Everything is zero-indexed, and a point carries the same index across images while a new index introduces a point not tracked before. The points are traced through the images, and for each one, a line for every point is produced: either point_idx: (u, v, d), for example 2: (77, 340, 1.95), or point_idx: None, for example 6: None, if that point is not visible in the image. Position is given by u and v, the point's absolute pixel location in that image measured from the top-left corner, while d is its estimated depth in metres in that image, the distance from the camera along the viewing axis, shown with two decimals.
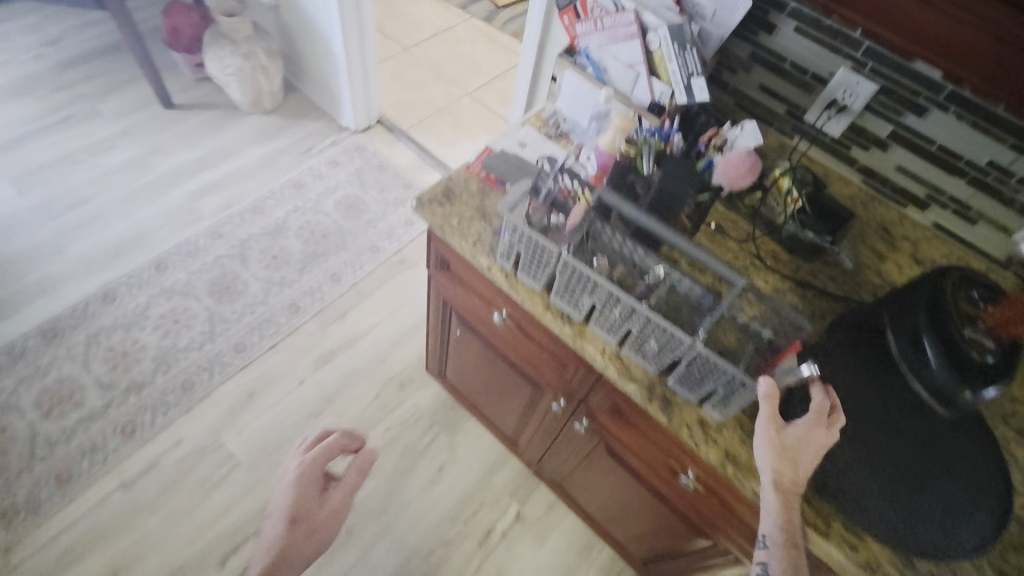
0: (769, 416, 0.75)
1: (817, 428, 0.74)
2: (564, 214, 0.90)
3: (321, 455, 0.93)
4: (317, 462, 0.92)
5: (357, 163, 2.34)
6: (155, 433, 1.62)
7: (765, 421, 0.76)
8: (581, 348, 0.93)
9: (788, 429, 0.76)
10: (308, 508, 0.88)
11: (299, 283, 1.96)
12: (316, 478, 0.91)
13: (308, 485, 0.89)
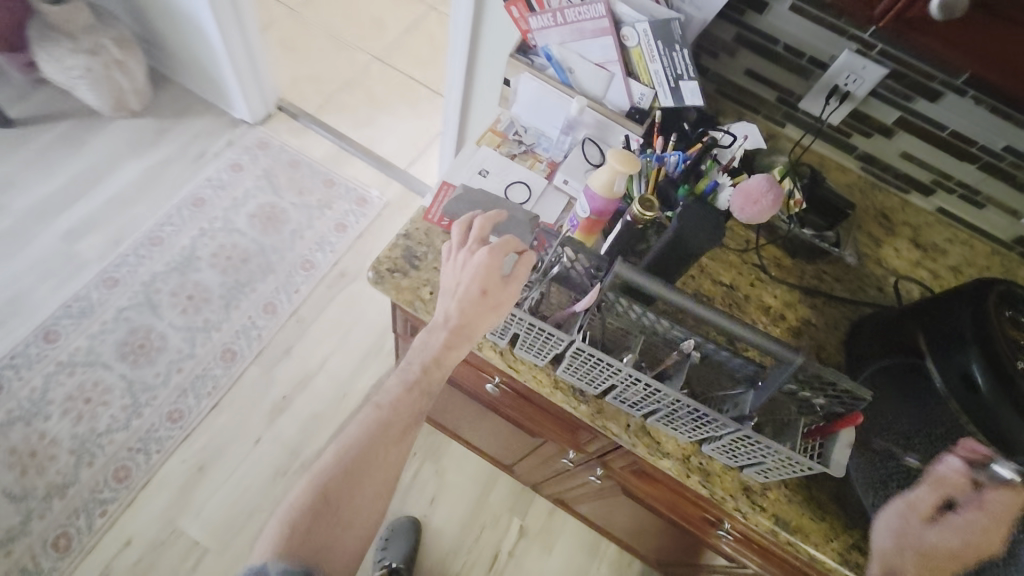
0: (924, 508, 0.73)
1: (964, 528, 0.71)
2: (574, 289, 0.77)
3: (500, 245, 0.73)
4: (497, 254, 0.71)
5: (263, 164, 2.01)
6: (98, 537, 1.40)
7: (918, 511, 0.74)
8: (601, 426, 0.81)
9: (934, 524, 0.72)
10: (479, 320, 0.72)
11: (227, 323, 1.71)
12: (495, 277, 0.71)
13: (478, 285, 0.71)
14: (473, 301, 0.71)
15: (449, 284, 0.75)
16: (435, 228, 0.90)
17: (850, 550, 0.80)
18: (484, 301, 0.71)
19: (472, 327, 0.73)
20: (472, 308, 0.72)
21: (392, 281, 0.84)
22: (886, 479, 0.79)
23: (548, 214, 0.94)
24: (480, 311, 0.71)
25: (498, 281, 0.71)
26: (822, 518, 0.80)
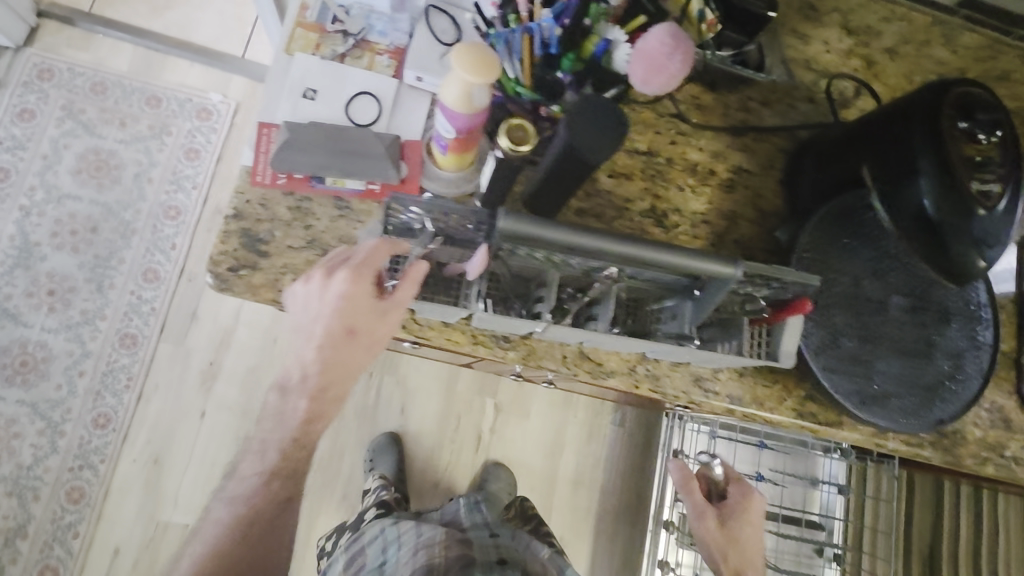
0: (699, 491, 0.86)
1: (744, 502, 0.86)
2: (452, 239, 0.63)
3: (359, 268, 0.60)
4: (360, 279, 0.60)
5: (57, 98, 1.56)
6: (84, 557, 1.37)
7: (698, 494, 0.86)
8: (536, 366, 0.72)
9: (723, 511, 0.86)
10: (351, 361, 0.65)
11: (110, 308, 1.49)
12: (365, 315, 0.62)
13: (346, 324, 0.62)
14: (339, 342, 0.62)
15: (301, 324, 0.63)
16: (272, 193, 0.69)
17: (804, 403, 0.77)
18: (354, 340, 0.63)
19: (347, 368, 0.65)
20: (342, 350, 0.63)
21: (241, 281, 0.66)
22: (837, 336, 0.70)
23: (409, 130, 0.73)
24: (352, 349, 0.64)
25: (366, 317, 0.61)
26: (775, 381, 0.77)
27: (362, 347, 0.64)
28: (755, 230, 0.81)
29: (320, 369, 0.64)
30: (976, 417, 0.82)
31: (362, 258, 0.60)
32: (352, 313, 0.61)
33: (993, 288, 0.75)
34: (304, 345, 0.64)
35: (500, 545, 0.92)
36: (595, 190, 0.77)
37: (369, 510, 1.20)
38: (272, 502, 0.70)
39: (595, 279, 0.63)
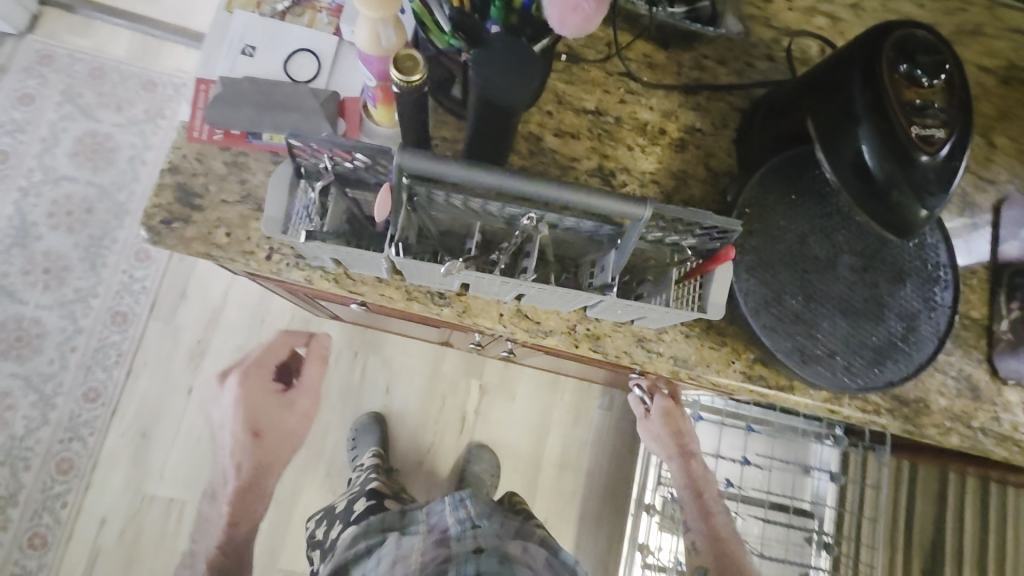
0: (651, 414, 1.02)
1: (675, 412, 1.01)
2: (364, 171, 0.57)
3: (252, 377, 0.97)
4: (250, 382, 0.97)
5: (56, 83, 1.61)
6: (71, 525, 1.41)
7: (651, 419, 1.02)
8: (473, 324, 0.72)
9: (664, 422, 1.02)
10: (270, 453, 1.01)
11: (102, 286, 1.53)
12: (270, 411, 0.98)
13: (254, 427, 0.96)
14: (252, 441, 0.96)
15: (224, 421, 0.99)
16: (209, 148, 0.70)
17: (754, 366, 0.75)
18: (259, 438, 0.96)
19: (264, 456, 1.00)
20: (256, 448, 0.98)
21: (174, 234, 0.67)
22: (780, 294, 0.68)
23: (350, 86, 0.73)
24: (263, 443, 0.98)
25: (268, 423, 0.98)
26: (724, 343, 0.74)
27: (269, 441, 0.99)
28: (706, 191, 0.78)
29: (242, 455, 0.97)
30: (941, 385, 0.79)
31: (256, 363, 0.99)
32: (255, 416, 0.96)
33: (953, 247, 0.72)
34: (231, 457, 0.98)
35: (477, 532, 0.88)
36: (538, 149, 0.75)
37: (358, 501, 1.18)
38: (230, 551, 1.02)
39: (518, 229, 0.62)
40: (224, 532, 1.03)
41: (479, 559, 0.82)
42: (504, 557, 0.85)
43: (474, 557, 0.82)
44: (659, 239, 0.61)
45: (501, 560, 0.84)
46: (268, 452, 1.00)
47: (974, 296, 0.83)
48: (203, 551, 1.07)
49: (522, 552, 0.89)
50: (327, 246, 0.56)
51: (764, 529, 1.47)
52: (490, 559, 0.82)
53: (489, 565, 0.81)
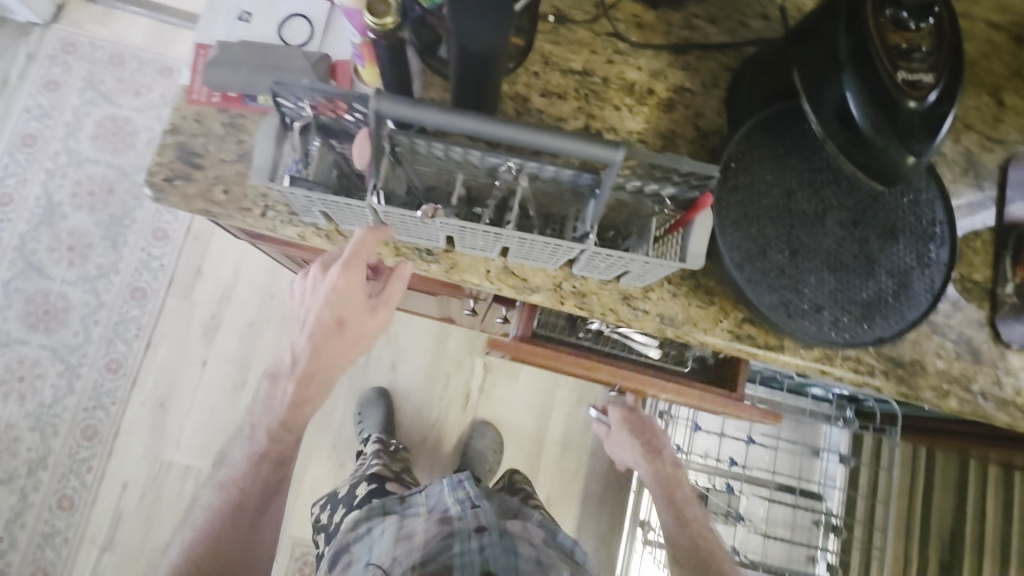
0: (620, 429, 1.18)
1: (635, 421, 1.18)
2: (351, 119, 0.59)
3: (352, 261, 0.63)
4: (353, 275, 0.63)
5: (79, 69, 1.68)
6: (96, 489, 1.47)
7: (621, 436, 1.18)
8: (460, 281, 0.73)
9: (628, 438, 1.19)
10: (341, 354, 0.70)
11: (123, 263, 1.59)
12: (358, 313, 0.67)
13: (335, 316, 0.66)
14: (332, 333, 0.68)
15: (295, 313, 0.68)
16: (207, 110, 0.73)
17: (742, 325, 0.74)
18: (343, 333, 0.68)
19: (333, 360, 0.70)
20: (334, 344, 0.68)
21: (174, 190, 0.70)
22: (765, 249, 0.68)
23: (340, 50, 0.74)
24: (340, 342, 0.69)
25: (356, 312, 0.67)
26: (712, 302, 0.74)
27: (347, 341, 0.69)
28: (695, 150, 0.77)
29: (312, 351, 0.69)
30: (938, 347, 0.77)
31: (351, 252, 0.63)
32: (345, 308, 0.66)
33: (949, 203, 0.71)
34: (296, 335, 0.69)
35: (478, 510, 0.89)
36: (525, 109, 0.76)
37: (360, 485, 1.11)
38: (279, 467, 0.79)
39: (499, 180, 0.64)
40: (260, 443, 0.78)
41: (481, 536, 0.81)
42: (504, 533, 0.85)
43: (477, 535, 0.81)
44: (637, 188, 0.62)
45: (501, 535, 0.83)
46: (334, 363, 0.70)
47: (977, 258, 0.81)
48: (253, 433, 0.78)
49: (522, 529, 0.90)
50: (312, 192, 0.58)
51: (768, 510, 1.41)
52: (492, 535, 0.82)
53: (491, 542, 0.80)
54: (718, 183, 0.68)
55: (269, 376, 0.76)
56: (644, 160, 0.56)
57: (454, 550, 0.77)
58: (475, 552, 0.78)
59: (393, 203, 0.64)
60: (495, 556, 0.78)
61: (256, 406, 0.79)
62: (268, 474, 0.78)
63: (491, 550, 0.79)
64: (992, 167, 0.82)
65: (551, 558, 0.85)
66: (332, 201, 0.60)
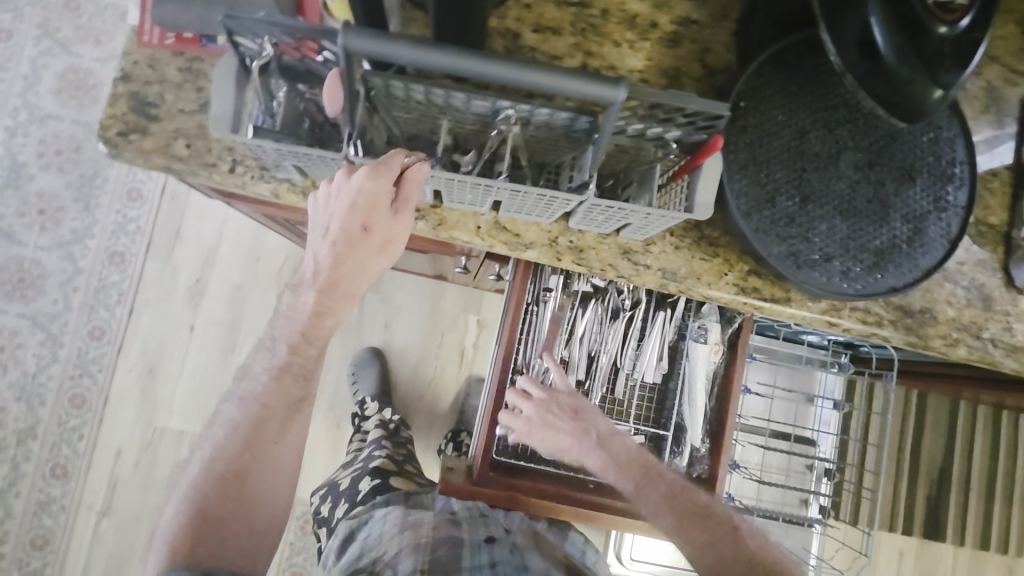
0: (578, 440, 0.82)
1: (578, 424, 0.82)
2: (322, 58, 0.53)
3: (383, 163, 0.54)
4: (381, 180, 0.54)
5: (31, 16, 1.55)
6: (89, 457, 1.47)
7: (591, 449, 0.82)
8: (449, 238, 0.69)
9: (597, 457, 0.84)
10: (362, 263, 0.62)
11: (98, 227, 1.52)
12: (384, 220, 0.59)
13: (361, 221, 0.58)
14: (358, 240, 0.60)
15: (318, 214, 0.59)
16: (161, 53, 0.66)
17: (747, 278, 0.71)
18: (369, 239, 0.60)
19: (356, 270, 0.63)
20: (360, 248, 0.61)
21: (131, 145, 0.64)
22: (774, 195, 0.63)
23: None
24: (366, 249, 0.61)
25: (382, 217, 0.58)
26: (716, 255, 0.70)
27: (373, 248, 0.61)
28: (701, 90, 0.71)
29: (335, 258, 0.61)
30: (949, 295, 0.74)
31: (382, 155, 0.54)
32: (372, 212, 0.57)
33: (971, 141, 0.66)
34: (317, 241, 0.61)
35: (488, 522, 0.88)
36: (517, 47, 0.69)
37: (363, 480, 1.01)
38: (300, 380, 0.72)
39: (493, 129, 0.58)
40: (279, 357, 0.71)
41: (490, 548, 0.81)
42: (514, 547, 0.83)
43: (486, 548, 0.81)
44: (639, 132, 0.56)
45: (511, 549, 0.82)
46: (354, 274, 0.63)
47: (993, 199, 0.76)
48: (274, 345, 0.71)
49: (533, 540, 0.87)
50: (279, 144, 0.52)
51: (764, 456, 1.40)
52: (502, 549, 0.81)
53: (502, 557, 0.80)
54: (726, 124, 0.63)
55: (291, 287, 0.68)
56: (647, 99, 0.51)
57: (464, 564, 0.77)
58: (484, 567, 0.77)
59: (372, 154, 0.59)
60: (505, 569, 0.77)
61: (277, 318, 0.72)
62: (288, 390, 0.72)
63: (502, 567, 0.78)
64: (1015, 102, 0.77)
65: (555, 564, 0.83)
66: (306, 153, 0.54)
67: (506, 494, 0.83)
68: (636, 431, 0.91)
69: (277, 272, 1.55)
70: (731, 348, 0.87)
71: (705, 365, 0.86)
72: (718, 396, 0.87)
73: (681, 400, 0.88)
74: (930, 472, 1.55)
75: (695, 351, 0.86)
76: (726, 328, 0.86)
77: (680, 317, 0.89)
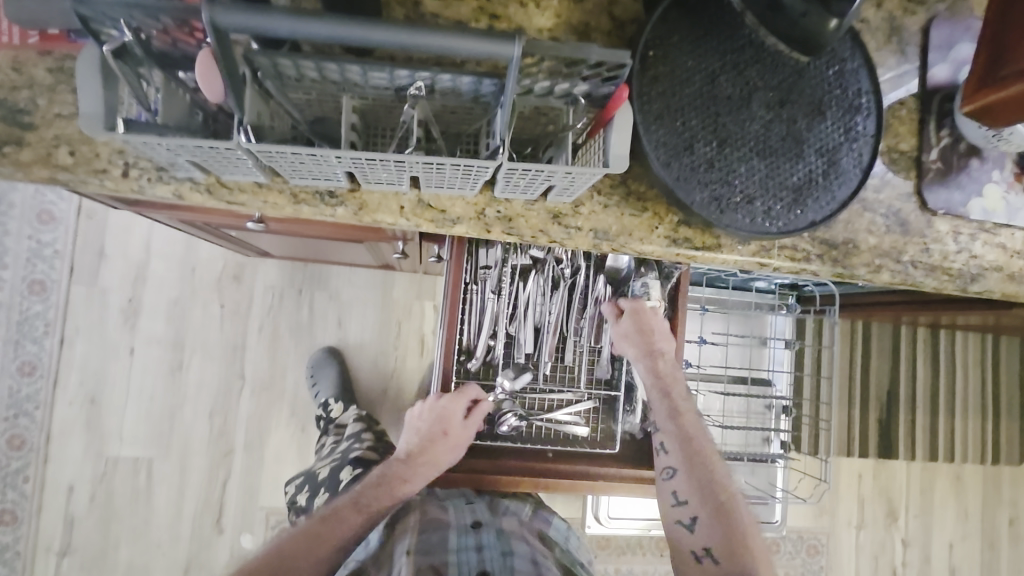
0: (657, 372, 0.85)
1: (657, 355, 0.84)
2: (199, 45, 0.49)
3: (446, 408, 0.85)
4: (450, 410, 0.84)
5: None
6: (38, 499, 1.39)
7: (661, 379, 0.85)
8: (371, 221, 0.66)
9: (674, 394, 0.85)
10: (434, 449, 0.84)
11: (11, 255, 1.41)
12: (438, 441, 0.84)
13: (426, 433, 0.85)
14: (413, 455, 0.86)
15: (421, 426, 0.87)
16: (27, 55, 0.60)
17: (678, 229, 0.71)
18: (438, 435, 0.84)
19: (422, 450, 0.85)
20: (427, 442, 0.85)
21: (6, 159, 0.58)
22: (691, 142, 0.64)
23: None
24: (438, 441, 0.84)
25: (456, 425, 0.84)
26: (645, 209, 0.70)
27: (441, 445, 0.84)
28: (611, 43, 0.69)
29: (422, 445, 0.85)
30: (869, 224, 0.77)
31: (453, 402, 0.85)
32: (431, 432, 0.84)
33: (874, 71, 0.68)
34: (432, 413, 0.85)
35: (474, 507, 0.87)
36: (418, 16, 0.66)
37: (343, 469, 0.99)
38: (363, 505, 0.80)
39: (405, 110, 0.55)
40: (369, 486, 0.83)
41: (476, 532, 0.79)
42: (500, 531, 0.81)
43: (473, 532, 0.79)
44: (547, 90, 0.55)
45: (497, 532, 0.81)
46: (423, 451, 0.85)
47: (902, 126, 0.79)
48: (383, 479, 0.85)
49: (518, 523, 0.85)
50: (165, 139, 0.48)
51: (724, 403, 1.40)
52: (489, 534, 0.79)
53: (489, 540, 0.77)
54: (637, 76, 0.62)
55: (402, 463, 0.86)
56: (547, 53, 0.50)
57: (450, 544, 0.75)
58: (471, 547, 0.75)
59: (271, 141, 0.55)
60: (491, 551, 0.75)
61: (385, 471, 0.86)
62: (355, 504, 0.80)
63: (488, 549, 0.76)
64: (915, 29, 0.79)
65: (543, 551, 0.80)
66: (190, 147, 0.50)
67: (467, 476, 0.86)
68: (587, 396, 0.90)
69: (215, 282, 1.49)
70: (671, 302, 0.90)
71: None
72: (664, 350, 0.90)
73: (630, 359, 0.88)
74: (879, 394, 1.64)
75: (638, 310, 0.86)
76: (666, 283, 0.89)
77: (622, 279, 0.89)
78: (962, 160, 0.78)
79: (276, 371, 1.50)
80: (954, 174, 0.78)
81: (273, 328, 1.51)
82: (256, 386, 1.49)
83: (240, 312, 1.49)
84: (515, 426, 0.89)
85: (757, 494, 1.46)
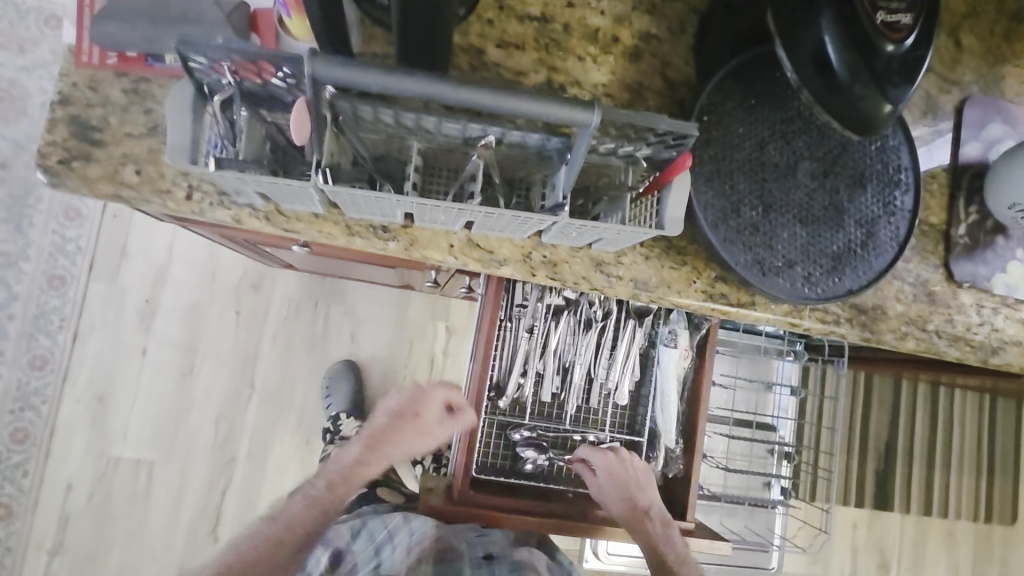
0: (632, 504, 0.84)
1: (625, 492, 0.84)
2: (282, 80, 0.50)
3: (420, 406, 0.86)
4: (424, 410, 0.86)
5: None
6: (35, 494, 1.38)
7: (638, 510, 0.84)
8: (421, 258, 0.68)
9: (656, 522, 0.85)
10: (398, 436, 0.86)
11: (34, 249, 1.41)
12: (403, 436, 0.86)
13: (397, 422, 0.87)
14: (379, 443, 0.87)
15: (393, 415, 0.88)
16: (104, 75, 0.62)
17: (715, 284, 0.73)
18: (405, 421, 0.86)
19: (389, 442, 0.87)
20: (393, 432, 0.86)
21: (75, 174, 0.60)
22: (738, 206, 0.66)
23: None
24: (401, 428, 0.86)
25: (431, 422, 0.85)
26: (684, 263, 0.72)
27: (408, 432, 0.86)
28: (663, 103, 0.72)
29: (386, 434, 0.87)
30: (897, 292, 0.79)
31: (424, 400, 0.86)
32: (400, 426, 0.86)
33: (914, 149, 0.70)
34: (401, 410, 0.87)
35: (486, 537, 0.92)
36: (481, 64, 0.69)
37: None
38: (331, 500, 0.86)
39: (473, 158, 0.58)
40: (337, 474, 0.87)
41: (490, 565, 0.87)
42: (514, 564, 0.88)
43: (486, 565, 0.87)
44: (610, 150, 0.57)
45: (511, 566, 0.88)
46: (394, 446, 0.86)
47: (933, 200, 0.81)
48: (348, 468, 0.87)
49: (529, 552, 0.91)
50: (244, 174, 0.50)
51: (728, 444, 1.41)
52: (502, 567, 0.87)
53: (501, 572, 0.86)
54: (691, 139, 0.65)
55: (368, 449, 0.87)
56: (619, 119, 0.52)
57: None
58: None
59: (342, 179, 0.57)
60: None
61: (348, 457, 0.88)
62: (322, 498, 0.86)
63: None
64: (949, 108, 0.82)
65: None
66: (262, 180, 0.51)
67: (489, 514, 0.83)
68: (610, 439, 0.91)
69: (233, 289, 1.49)
70: (698, 352, 0.91)
71: (676, 370, 0.89)
72: (688, 399, 0.91)
73: (654, 405, 0.90)
74: (877, 447, 1.66)
75: (666, 357, 0.88)
76: (695, 334, 0.90)
77: (650, 324, 0.91)
78: (989, 237, 0.81)
79: (284, 382, 1.50)
80: (980, 250, 0.80)
81: (286, 340, 1.51)
82: (265, 396, 1.49)
83: (255, 321, 1.50)
84: (538, 465, 0.91)
85: (756, 539, 1.45)
